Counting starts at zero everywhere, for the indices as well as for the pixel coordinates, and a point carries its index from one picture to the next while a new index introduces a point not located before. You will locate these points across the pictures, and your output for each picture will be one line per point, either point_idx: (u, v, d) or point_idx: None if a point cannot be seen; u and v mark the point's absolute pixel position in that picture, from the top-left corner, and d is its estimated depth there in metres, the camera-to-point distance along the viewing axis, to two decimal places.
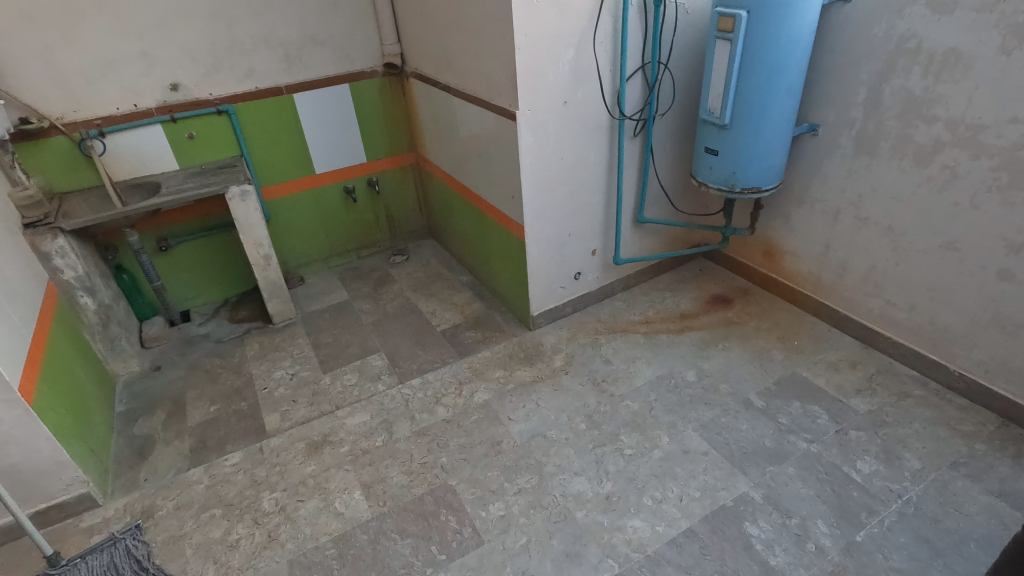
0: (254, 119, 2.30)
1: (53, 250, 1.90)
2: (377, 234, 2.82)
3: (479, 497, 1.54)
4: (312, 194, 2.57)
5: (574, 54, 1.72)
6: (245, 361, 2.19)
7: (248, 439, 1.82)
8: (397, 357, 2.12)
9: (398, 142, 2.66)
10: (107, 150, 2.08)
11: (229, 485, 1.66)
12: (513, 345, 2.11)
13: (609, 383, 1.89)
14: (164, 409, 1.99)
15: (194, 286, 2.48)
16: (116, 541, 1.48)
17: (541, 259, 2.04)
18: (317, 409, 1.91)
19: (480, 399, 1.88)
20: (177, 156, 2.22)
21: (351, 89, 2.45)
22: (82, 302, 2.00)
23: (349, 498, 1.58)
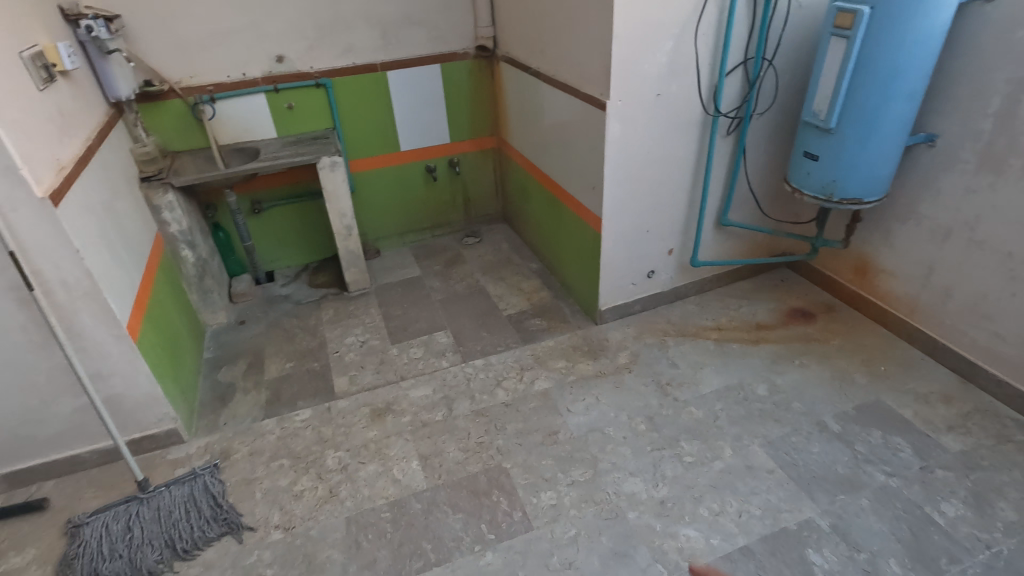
0: (348, 94, 2.39)
1: (163, 204, 2.05)
2: (453, 215, 2.87)
3: (532, 484, 1.56)
4: (395, 170, 2.64)
5: (673, 45, 1.66)
6: (320, 324, 2.30)
7: (318, 398, 1.92)
8: (462, 336, 2.16)
9: (482, 125, 2.69)
10: (216, 115, 2.23)
11: (298, 438, 1.76)
12: (577, 337, 2.10)
13: (673, 387, 1.84)
14: (245, 361, 2.13)
15: (280, 248, 2.63)
16: (196, 476, 1.58)
17: (615, 254, 2.01)
18: (383, 378, 1.99)
19: (541, 387, 1.88)
20: (276, 125, 2.35)
21: (442, 70, 2.49)
22: (183, 254, 2.16)
23: (407, 466, 1.64)
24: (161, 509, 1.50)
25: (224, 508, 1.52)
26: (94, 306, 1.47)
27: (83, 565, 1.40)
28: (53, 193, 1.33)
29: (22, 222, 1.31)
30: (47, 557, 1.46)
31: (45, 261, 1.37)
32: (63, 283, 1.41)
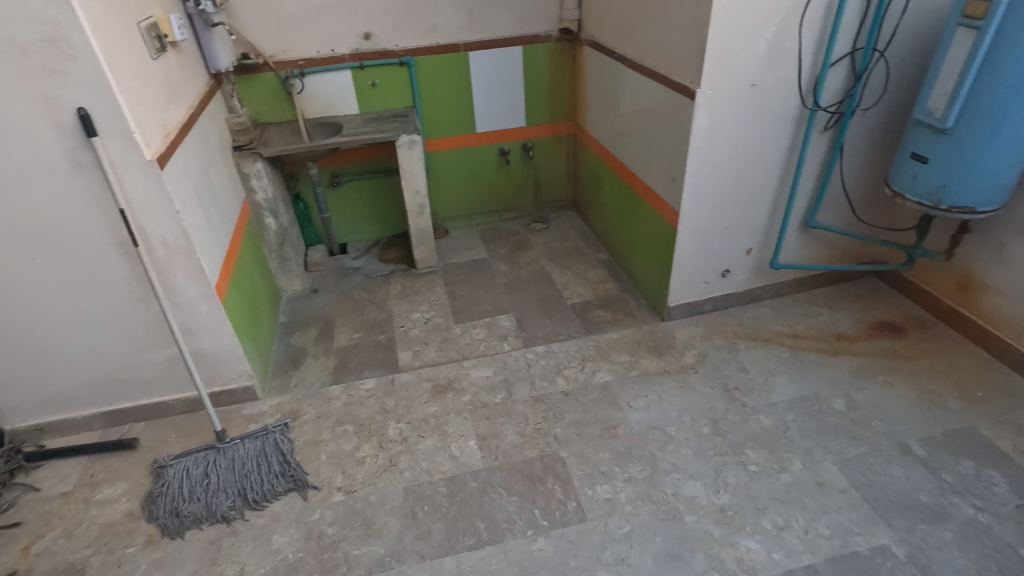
0: (430, 74, 2.42)
1: (251, 173, 2.15)
2: (522, 199, 2.86)
3: (588, 475, 1.54)
4: (469, 151, 2.66)
5: (775, 32, 1.57)
6: (388, 298, 2.36)
7: (383, 369, 1.97)
8: (525, 321, 2.16)
9: (559, 109, 2.65)
10: (304, 90, 2.31)
11: (362, 407, 1.82)
12: (642, 332, 2.05)
13: (741, 392, 1.77)
14: (317, 328, 2.22)
15: (354, 222, 2.71)
16: (268, 433, 1.67)
17: (689, 250, 1.94)
18: (445, 356, 2.02)
19: (602, 379, 1.86)
20: (359, 101, 2.40)
21: (524, 52, 2.47)
22: (267, 223, 2.26)
23: (464, 445, 1.66)
24: (235, 460, 1.60)
25: (292, 466, 1.60)
26: (188, 265, 1.56)
27: (166, 503, 1.51)
28: (159, 156, 1.42)
29: (132, 182, 1.40)
30: (135, 492, 1.59)
31: (150, 219, 1.47)
32: (163, 242, 1.51)
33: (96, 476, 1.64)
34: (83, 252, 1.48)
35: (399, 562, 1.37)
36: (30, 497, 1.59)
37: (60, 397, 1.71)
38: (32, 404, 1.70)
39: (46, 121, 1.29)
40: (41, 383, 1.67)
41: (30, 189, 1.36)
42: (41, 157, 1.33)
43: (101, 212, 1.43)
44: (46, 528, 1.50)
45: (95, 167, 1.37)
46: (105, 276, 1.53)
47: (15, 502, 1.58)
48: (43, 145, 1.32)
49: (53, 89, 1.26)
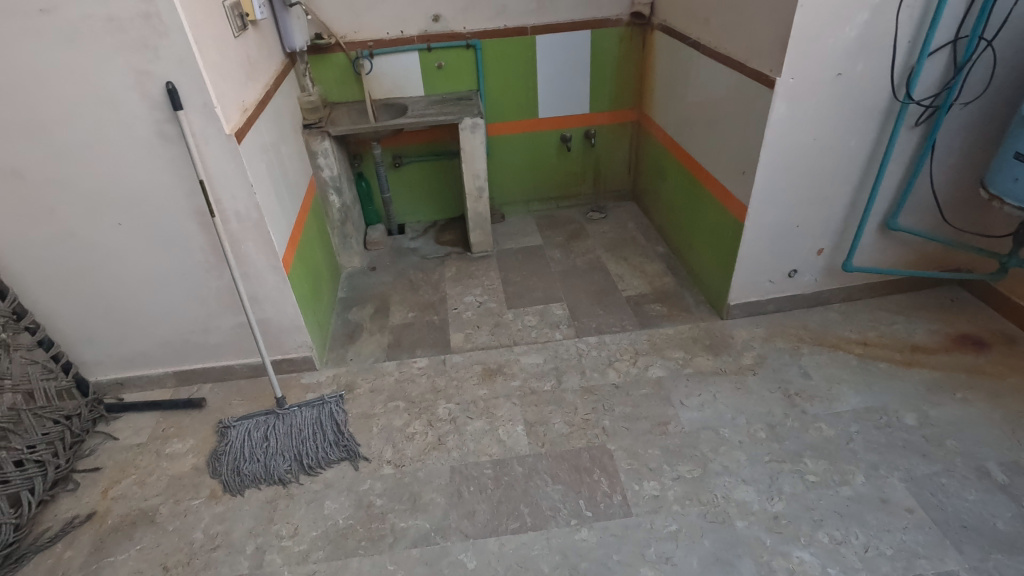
0: (496, 57, 2.41)
1: (319, 151, 2.21)
2: (581, 188, 2.82)
3: (635, 471, 1.52)
4: (531, 137, 2.64)
5: (868, 18, 1.47)
6: (442, 280, 2.39)
7: (435, 349, 2.01)
8: (578, 311, 2.14)
9: (625, 96, 2.59)
10: (372, 71, 2.34)
11: (414, 384, 1.86)
12: (699, 329, 1.99)
13: (803, 398, 1.69)
14: (373, 304, 2.28)
15: (413, 204, 2.76)
16: (324, 403, 1.73)
17: (755, 247, 1.86)
18: (496, 340, 2.03)
19: (654, 374, 1.82)
20: (425, 83, 2.43)
21: (593, 36, 2.41)
22: (331, 200, 2.33)
23: (512, 429, 1.67)
24: (293, 426, 1.67)
25: (345, 436, 1.65)
26: (258, 237, 1.63)
27: (228, 462, 1.60)
28: (237, 131, 1.47)
29: (211, 155, 1.47)
30: (201, 449, 1.69)
31: (225, 191, 1.53)
32: (237, 214, 1.58)
33: (167, 431, 1.75)
34: (165, 220, 1.56)
35: (443, 538, 1.40)
36: (109, 445, 1.71)
37: (138, 355, 1.83)
38: (114, 360, 1.83)
39: (137, 95, 1.36)
40: (123, 341, 1.79)
41: (121, 158, 1.45)
42: (132, 129, 1.41)
43: (183, 183, 1.51)
44: (123, 475, 1.62)
45: (180, 139, 1.44)
46: (183, 244, 1.61)
47: (96, 448, 1.70)
48: (134, 117, 1.39)
49: (145, 63, 1.33)
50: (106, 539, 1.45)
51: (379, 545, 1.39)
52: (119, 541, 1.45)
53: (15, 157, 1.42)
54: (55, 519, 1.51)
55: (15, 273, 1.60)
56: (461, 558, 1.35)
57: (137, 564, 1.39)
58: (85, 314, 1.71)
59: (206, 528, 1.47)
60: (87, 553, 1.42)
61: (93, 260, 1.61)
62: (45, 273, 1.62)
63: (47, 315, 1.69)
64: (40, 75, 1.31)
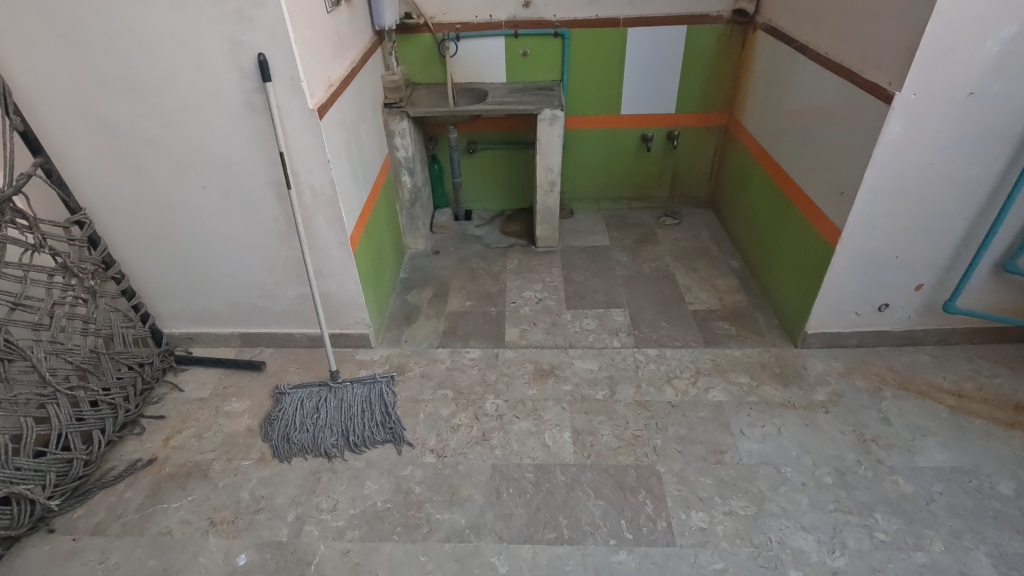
0: (584, 48, 2.32)
1: (397, 131, 2.21)
2: (656, 190, 2.71)
3: (684, 498, 1.44)
4: (610, 133, 2.54)
5: (1015, 32, 1.29)
6: (504, 272, 2.36)
7: (489, 342, 1.99)
8: (639, 320, 2.06)
9: (716, 98, 2.44)
10: (457, 54, 2.32)
11: (464, 374, 1.84)
12: (769, 356, 1.86)
13: (879, 446, 1.54)
14: (432, 289, 2.28)
15: (483, 191, 2.74)
16: (375, 382, 1.76)
17: (845, 274, 1.71)
18: (552, 340, 1.98)
19: (715, 397, 1.72)
20: (507, 69, 2.38)
21: (689, 32, 2.28)
22: (403, 180, 2.34)
23: (558, 435, 1.62)
24: (344, 401, 1.71)
25: (392, 418, 1.66)
26: (329, 213, 1.65)
27: (280, 428, 1.65)
28: (320, 107, 1.49)
29: (293, 129, 1.49)
30: (257, 412, 1.74)
31: (303, 165, 1.56)
32: (311, 187, 1.60)
33: (227, 389, 1.82)
34: (243, 186, 1.60)
35: (476, 537, 1.38)
36: (174, 396, 1.80)
37: (208, 313, 1.91)
38: (186, 314, 1.92)
39: (230, 64, 1.39)
40: (194, 298, 1.87)
41: (209, 124, 1.49)
42: (221, 96, 1.45)
43: (264, 153, 1.54)
44: (184, 426, 1.70)
45: (265, 110, 1.46)
46: (258, 211, 1.65)
47: (163, 397, 1.80)
48: (225, 85, 1.43)
49: (240, 33, 1.35)
50: (162, 486, 1.53)
51: (413, 533, 1.39)
52: (174, 489, 1.52)
53: (115, 114, 1.49)
54: (120, 459, 1.60)
55: (106, 223, 1.70)
56: (493, 561, 1.33)
57: (186, 514, 1.45)
58: (163, 268, 1.80)
59: (252, 489, 1.51)
60: (144, 496, 1.50)
61: (175, 218, 1.68)
62: (131, 226, 1.70)
63: (129, 265, 1.79)
64: (143, 37, 1.36)
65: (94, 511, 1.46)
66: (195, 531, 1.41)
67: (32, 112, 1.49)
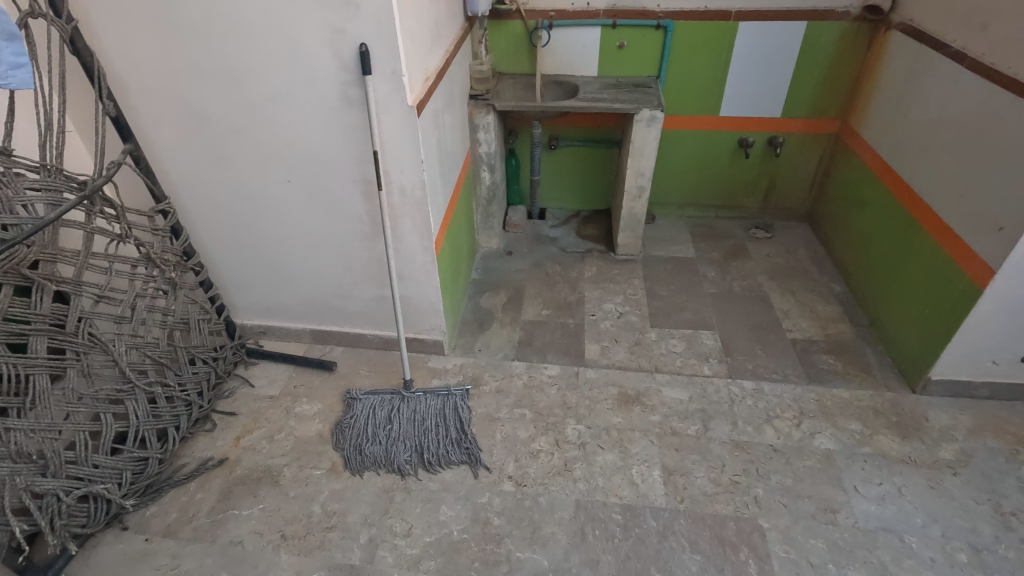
0: (688, 43, 2.13)
1: (481, 124, 2.08)
2: (747, 200, 2.51)
3: (793, 562, 1.29)
4: (705, 136, 2.35)
5: None
6: (582, 279, 2.23)
7: (568, 358, 1.86)
8: (732, 346, 1.90)
9: (830, 103, 2.21)
10: (548, 43, 2.16)
11: (543, 394, 1.73)
12: (882, 401, 1.67)
13: (1021, 522, 1.35)
14: (506, 293, 2.17)
15: (559, 189, 2.59)
16: (449, 395, 1.67)
17: (989, 320, 1.50)
18: (636, 361, 1.84)
19: (822, 445, 1.55)
20: (600, 62, 2.21)
21: (809, 29, 2.06)
22: (482, 176, 2.21)
23: (647, 472, 1.49)
24: (417, 413, 1.63)
25: (468, 438, 1.57)
26: (416, 216, 1.55)
27: (352, 438, 1.58)
28: (419, 103, 1.37)
29: (389, 125, 1.38)
30: (328, 416, 1.68)
31: (394, 164, 1.45)
32: (401, 188, 1.49)
33: (298, 389, 1.76)
34: (331, 182, 1.52)
35: None
36: (245, 391, 1.76)
37: (281, 307, 1.85)
38: (259, 307, 1.86)
39: (329, 53, 1.29)
40: (269, 292, 1.81)
41: (301, 116, 1.40)
42: (317, 88, 1.35)
43: (356, 150, 1.44)
44: (255, 425, 1.65)
45: (361, 104, 1.36)
46: (342, 209, 1.57)
47: (234, 392, 1.75)
48: (322, 76, 1.33)
49: (343, 21, 1.24)
50: (233, 490, 1.48)
51: (492, 572, 1.29)
52: (245, 494, 1.47)
53: (206, 101, 1.41)
54: (192, 456, 1.57)
55: (187, 212, 1.64)
56: None
57: (258, 525, 1.40)
58: (241, 261, 1.74)
59: (324, 503, 1.45)
60: (216, 500, 1.46)
61: (257, 210, 1.61)
62: (213, 217, 1.64)
63: (208, 255, 1.74)
64: (242, 22, 1.27)
65: (166, 511, 1.43)
66: (266, 545, 1.36)
67: (123, 96, 1.43)
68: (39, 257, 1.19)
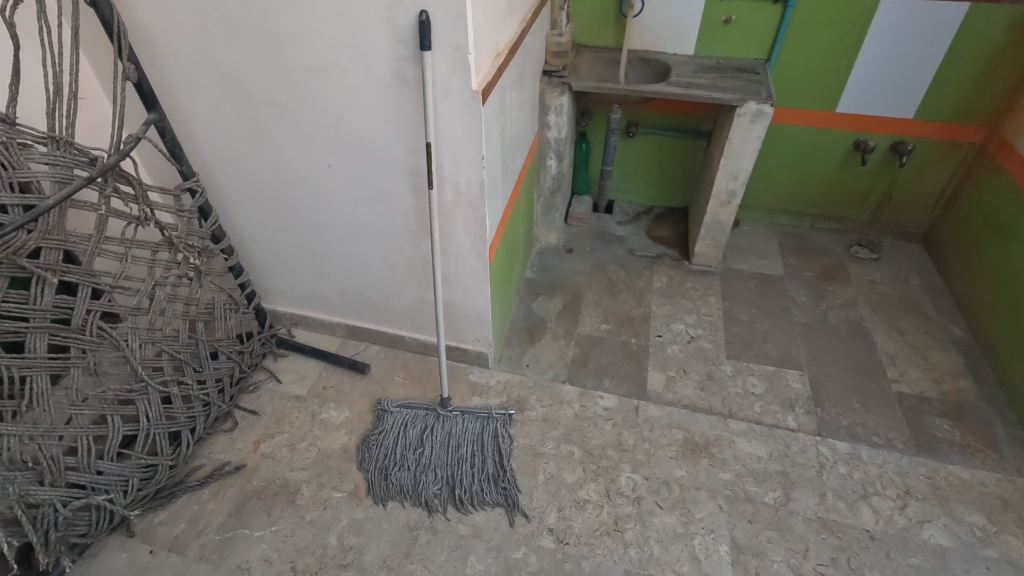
0: (810, 21, 1.76)
1: (553, 106, 1.81)
2: (853, 211, 2.15)
3: None
4: (814, 134, 1.99)
5: None
6: (649, 290, 1.96)
7: (627, 387, 1.63)
8: (824, 393, 1.61)
9: (980, 107, 1.81)
10: (640, 13, 1.84)
11: (596, 430, 1.51)
12: (1013, 490, 1.37)
13: None
14: (563, 299, 1.93)
15: (632, 181, 2.30)
16: (489, 418, 1.49)
17: None
18: (706, 401, 1.59)
19: (933, 539, 1.27)
20: (699, 39, 1.87)
21: (971, 13, 1.66)
22: (548, 164, 1.95)
23: (712, 546, 1.27)
24: (452, 436, 1.45)
25: (507, 475, 1.39)
26: (470, 217, 1.32)
27: (379, 459, 1.42)
28: (484, 88, 1.12)
29: (447, 112, 1.15)
30: (355, 427, 1.52)
31: (449, 157, 1.22)
32: (455, 185, 1.27)
33: (326, 391, 1.61)
34: (376, 171, 1.30)
35: None
36: (271, 388, 1.62)
37: (315, 298, 1.69)
38: (292, 295, 1.71)
39: (383, 20, 1.05)
40: (304, 281, 1.65)
41: (346, 92, 1.18)
42: (367, 60, 1.12)
43: (407, 137, 1.22)
44: (277, 429, 1.52)
45: (416, 84, 1.13)
46: (387, 202, 1.36)
47: (259, 387, 1.62)
48: (374, 46, 1.10)
49: None
50: (247, 505, 1.35)
51: None
52: (258, 511, 1.34)
53: (241, 68, 1.21)
54: (210, 457, 1.45)
55: (219, 189, 1.47)
56: None
57: (268, 551, 1.27)
58: (275, 246, 1.58)
59: (341, 534, 1.30)
60: (227, 513, 1.33)
61: (294, 195, 1.42)
62: (246, 197, 1.47)
63: (241, 237, 1.58)
64: None
65: (175, 521, 1.31)
66: None
67: (149, 56, 1.24)
68: (41, 245, 1.04)
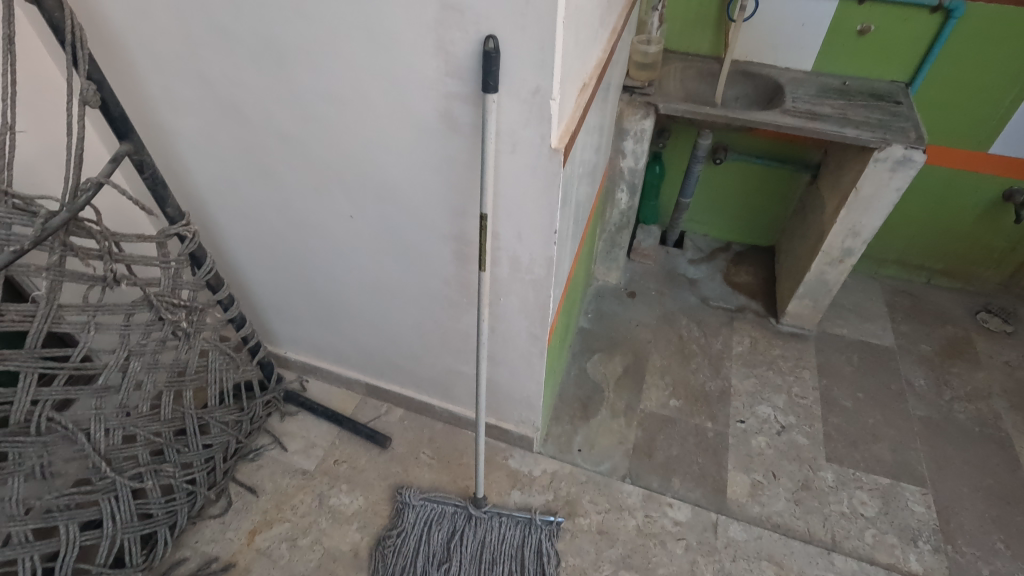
0: (977, 39, 1.36)
1: (632, 131, 1.47)
2: (983, 269, 1.76)
3: None
4: (952, 178, 1.60)
5: None
6: (728, 356, 1.63)
7: (702, 493, 1.32)
8: (954, 524, 1.27)
9: None
10: (751, 17, 1.46)
11: (664, 553, 1.21)
12: None
13: None
14: (623, 360, 1.61)
15: (710, 213, 1.94)
16: (532, 526, 1.21)
17: None
18: (803, 522, 1.27)
19: None
20: (822, 53, 1.48)
21: None
22: (617, 197, 1.62)
23: None
24: (485, 549, 1.18)
25: None
26: (529, 296, 1.01)
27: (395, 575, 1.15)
28: (567, 144, 0.80)
29: (510, 171, 0.83)
30: (369, 521, 1.26)
31: (509, 225, 0.91)
32: (513, 258, 0.95)
33: (338, 467, 1.35)
34: (410, 228, 1.00)
35: None
36: (274, 457, 1.37)
37: (331, 351, 1.42)
38: (305, 344, 1.44)
39: (431, 45, 0.74)
40: (320, 333, 1.38)
41: (376, 132, 0.87)
42: (405, 94, 0.80)
43: (452, 194, 0.90)
44: (276, 516, 1.26)
45: (471, 131, 0.81)
46: (421, 264, 1.05)
47: (260, 456, 1.36)
48: (415, 78, 0.78)
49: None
50: None
51: None
52: None
53: (238, 90, 0.91)
54: (195, 549, 1.21)
55: (218, 226, 1.19)
56: None
57: None
58: (286, 294, 1.30)
59: None
60: None
61: (307, 243, 1.13)
62: (250, 238, 1.19)
63: (246, 281, 1.31)
64: None
65: None
66: None
67: (126, 67, 0.95)
68: None
